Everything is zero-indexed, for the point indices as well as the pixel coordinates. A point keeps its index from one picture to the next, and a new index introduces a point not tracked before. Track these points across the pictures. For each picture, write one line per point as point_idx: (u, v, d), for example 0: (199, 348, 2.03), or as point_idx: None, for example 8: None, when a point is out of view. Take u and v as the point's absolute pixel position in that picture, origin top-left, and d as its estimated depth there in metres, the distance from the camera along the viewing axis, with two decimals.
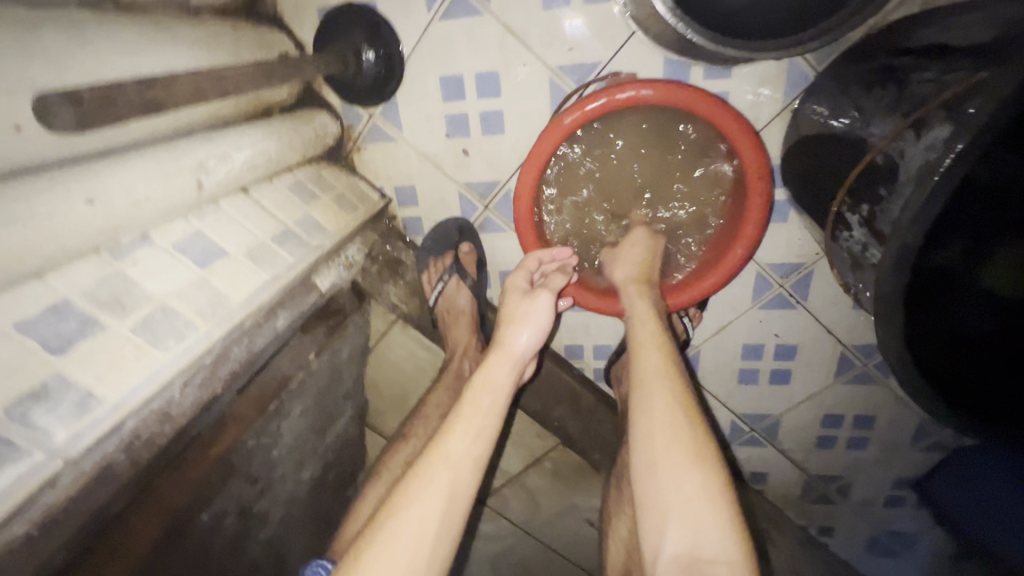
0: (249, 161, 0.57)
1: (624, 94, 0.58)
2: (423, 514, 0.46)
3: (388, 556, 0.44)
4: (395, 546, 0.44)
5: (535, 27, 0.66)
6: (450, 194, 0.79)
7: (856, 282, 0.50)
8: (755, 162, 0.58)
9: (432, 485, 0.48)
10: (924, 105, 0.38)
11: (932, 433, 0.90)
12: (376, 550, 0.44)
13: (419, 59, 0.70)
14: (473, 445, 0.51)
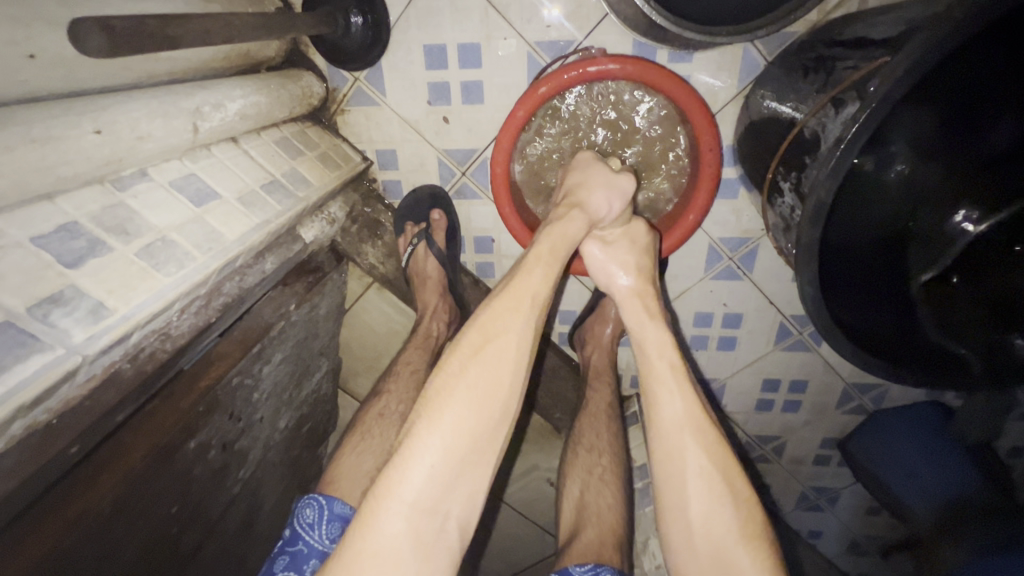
0: (241, 112, 0.60)
1: (595, 68, 0.64)
2: (509, 339, 0.50)
3: (477, 379, 0.48)
4: (489, 364, 0.48)
5: (515, 3, 0.70)
6: (429, 160, 0.83)
7: (788, 243, 0.58)
8: (708, 136, 0.66)
9: (513, 317, 0.51)
10: (844, 85, 0.46)
11: (856, 398, 1.01)
12: (467, 369, 0.48)
13: (405, 26, 0.73)
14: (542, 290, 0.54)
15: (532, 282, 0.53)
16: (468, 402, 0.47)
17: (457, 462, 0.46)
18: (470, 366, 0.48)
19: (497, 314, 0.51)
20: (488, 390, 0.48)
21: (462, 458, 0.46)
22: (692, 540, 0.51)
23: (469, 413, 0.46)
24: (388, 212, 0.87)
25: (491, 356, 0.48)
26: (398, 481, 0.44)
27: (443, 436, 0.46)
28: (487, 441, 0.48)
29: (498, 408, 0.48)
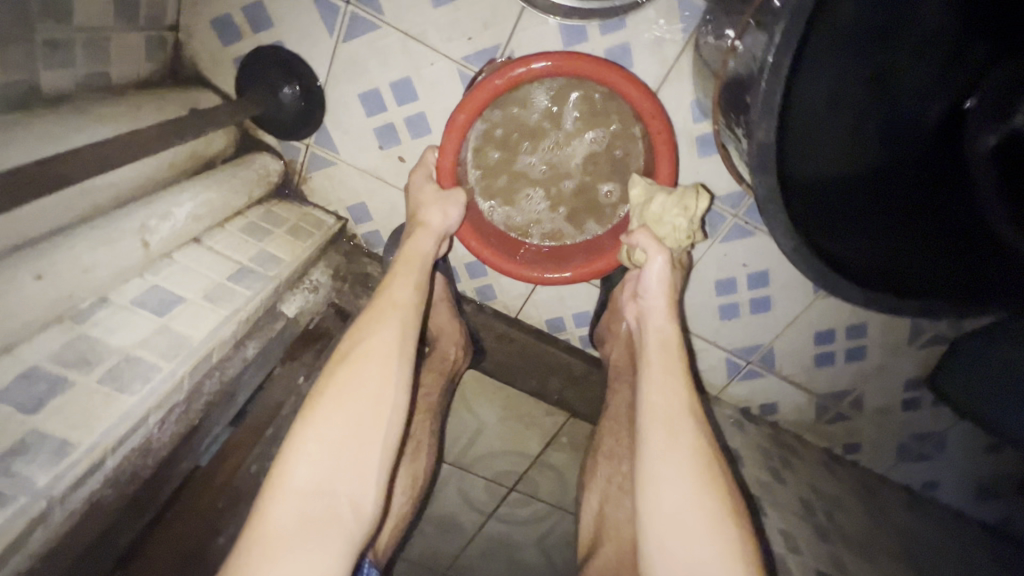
0: (194, 213, 0.62)
1: (501, 80, 0.61)
2: (376, 343, 0.54)
3: (360, 372, 0.52)
4: (366, 359, 0.53)
5: (431, 25, 0.69)
6: (398, 202, 0.83)
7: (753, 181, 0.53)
8: (646, 103, 0.61)
9: (383, 324, 0.56)
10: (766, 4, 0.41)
11: (929, 329, 0.89)
12: (347, 367, 0.52)
13: (335, 83, 0.74)
14: (413, 294, 0.60)
15: (396, 292, 0.60)
16: (352, 395, 0.51)
17: (347, 448, 0.49)
18: (355, 366, 0.52)
19: (370, 319, 0.57)
20: (366, 385, 0.52)
21: (352, 444, 0.49)
22: (686, 557, 0.49)
23: (350, 403, 0.50)
24: (375, 262, 0.87)
25: (363, 355, 0.53)
26: (285, 473, 0.47)
27: (323, 430, 0.49)
28: (365, 424, 0.50)
29: (383, 397, 0.52)
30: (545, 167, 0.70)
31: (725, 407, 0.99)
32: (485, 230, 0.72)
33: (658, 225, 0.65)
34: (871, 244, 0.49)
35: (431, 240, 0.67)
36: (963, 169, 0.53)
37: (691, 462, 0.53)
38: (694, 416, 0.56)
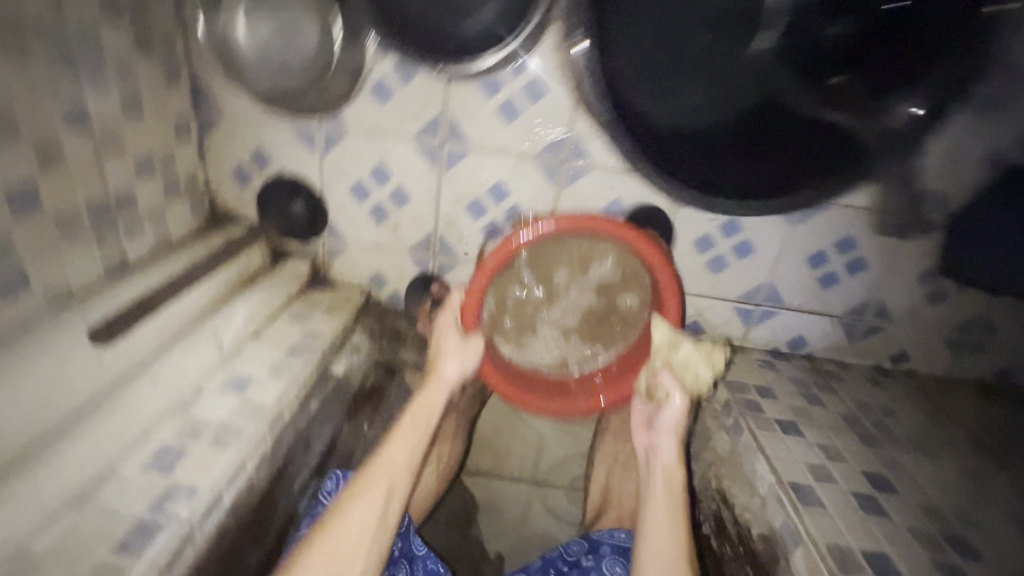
0: (248, 315, 0.80)
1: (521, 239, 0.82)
2: (398, 454, 0.70)
3: (377, 477, 0.67)
4: (385, 467, 0.68)
5: (384, 119, 0.87)
6: (405, 261, 0.99)
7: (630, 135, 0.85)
8: (653, 251, 0.83)
9: (401, 440, 0.72)
10: None
11: (916, 220, 0.91)
12: (371, 473, 0.67)
13: (329, 186, 0.93)
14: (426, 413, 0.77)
15: (413, 417, 0.76)
16: (371, 496, 0.65)
17: (360, 539, 0.62)
18: (376, 473, 0.67)
19: (393, 437, 0.72)
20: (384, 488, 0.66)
21: (364, 535, 0.62)
22: None
23: (367, 514, 0.63)
24: (402, 317, 1.02)
25: (386, 464, 0.68)
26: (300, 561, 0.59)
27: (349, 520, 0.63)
28: (377, 533, 0.63)
29: (391, 498, 0.66)
30: (546, 318, 0.95)
31: (754, 354, 1.03)
32: (506, 369, 0.93)
33: (681, 368, 0.85)
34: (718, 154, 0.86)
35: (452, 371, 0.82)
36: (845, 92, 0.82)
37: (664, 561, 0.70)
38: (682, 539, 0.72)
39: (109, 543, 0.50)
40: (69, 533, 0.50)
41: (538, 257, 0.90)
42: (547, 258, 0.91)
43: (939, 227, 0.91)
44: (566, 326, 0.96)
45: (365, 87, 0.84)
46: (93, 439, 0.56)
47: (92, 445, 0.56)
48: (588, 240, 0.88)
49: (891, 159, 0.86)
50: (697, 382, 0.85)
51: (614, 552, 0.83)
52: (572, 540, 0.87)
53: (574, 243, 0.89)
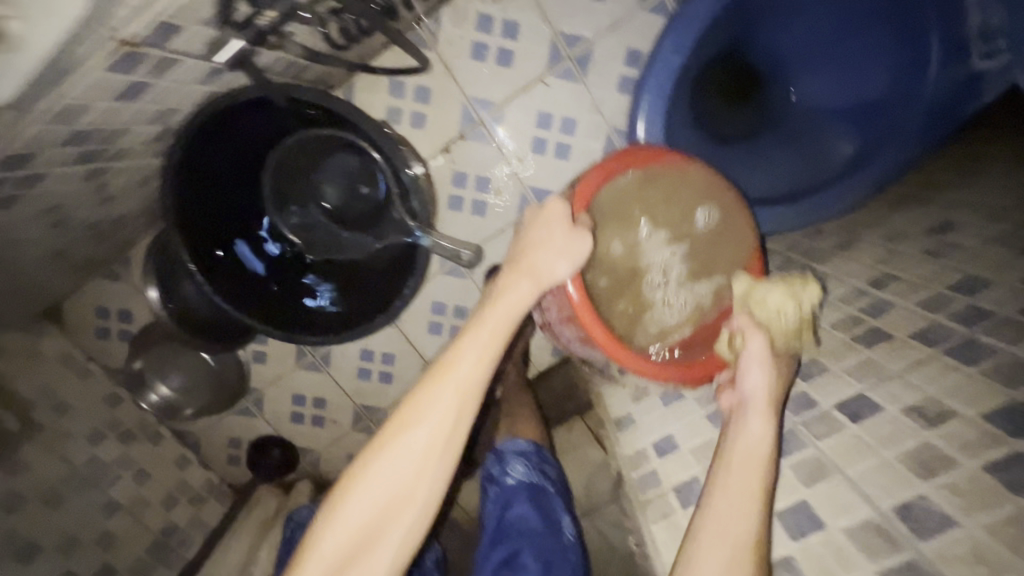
0: (272, 546, 1.14)
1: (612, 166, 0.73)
2: (435, 414, 0.60)
3: (407, 431, 0.60)
4: (415, 429, 0.60)
5: (273, 370, 1.23)
6: (358, 434, 1.30)
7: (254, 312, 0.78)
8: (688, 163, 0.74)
9: (433, 410, 0.60)
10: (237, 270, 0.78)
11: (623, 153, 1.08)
12: (397, 434, 0.61)
13: (281, 426, 1.29)
14: (473, 368, 0.62)
15: (456, 376, 0.61)
16: (402, 467, 0.60)
17: (380, 513, 0.60)
18: (405, 431, 0.61)
19: (421, 400, 0.61)
20: (417, 451, 0.60)
21: (381, 520, 0.60)
22: None
23: (410, 458, 0.60)
24: None
25: (410, 430, 0.60)
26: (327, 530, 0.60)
27: (385, 469, 0.60)
28: (402, 509, 0.60)
29: (428, 461, 0.60)
30: (648, 277, 0.75)
31: None
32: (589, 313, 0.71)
33: (761, 307, 0.67)
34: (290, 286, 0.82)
35: (511, 307, 0.65)
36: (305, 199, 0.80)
37: (736, 535, 0.55)
38: (765, 485, 0.58)
39: None
40: None
41: (619, 213, 0.75)
42: (626, 237, 0.75)
43: None
44: (687, 312, 0.76)
45: (251, 362, 1.22)
46: None
47: None
48: (650, 181, 0.75)
49: (563, 142, 1.07)
50: (776, 319, 0.66)
51: (517, 455, 0.93)
52: (487, 461, 0.96)
53: (627, 209, 0.75)
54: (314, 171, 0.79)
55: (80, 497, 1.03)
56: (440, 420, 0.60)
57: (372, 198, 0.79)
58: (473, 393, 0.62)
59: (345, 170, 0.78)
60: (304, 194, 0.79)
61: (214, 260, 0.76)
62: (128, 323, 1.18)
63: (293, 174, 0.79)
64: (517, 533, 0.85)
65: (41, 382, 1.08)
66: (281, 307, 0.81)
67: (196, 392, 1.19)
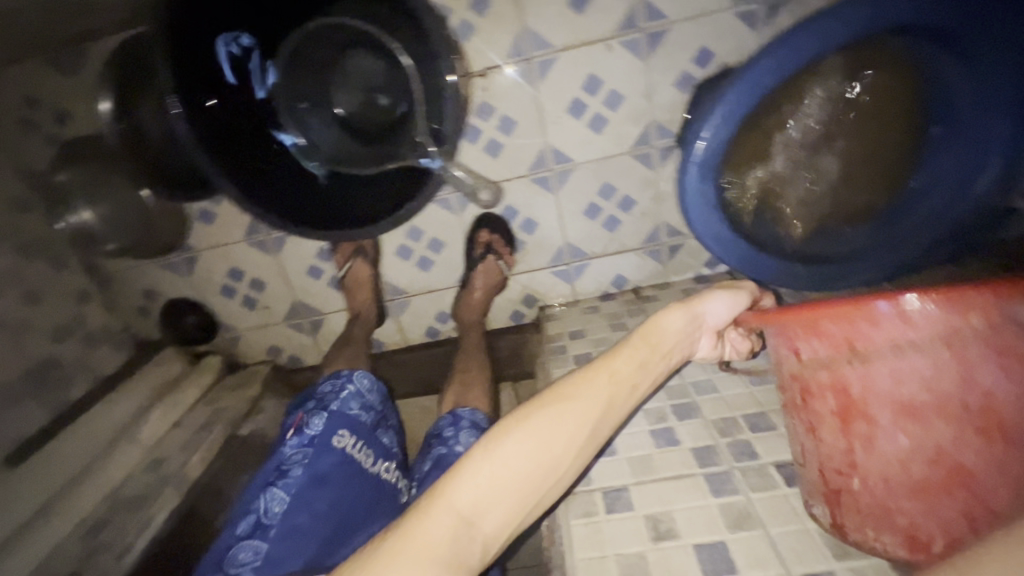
0: (165, 412, 1.07)
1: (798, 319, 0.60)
2: (592, 400, 0.55)
3: (563, 410, 0.54)
4: (569, 411, 0.54)
5: (216, 235, 1.12)
6: (286, 330, 1.23)
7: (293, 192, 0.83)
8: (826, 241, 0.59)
9: (591, 399, 0.55)
10: (238, 140, 0.78)
11: (654, 150, 1.04)
12: (552, 408, 0.54)
13: (207, 296, 1.19)
14: (631, 371, 0.59)
15: (614, 367, 0.59)
16: (548, 439, 0.52)
17: (513, 486, 0.50)
18: (562, 409, 0.54)
19: (581, 382, 0.57)
20: (563, 433, 0.53)
21: (516, 492, 0.50)
22: None
23: (563, 429, 0.53)
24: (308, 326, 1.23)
25: (569, 404, 0.54)
26: (454, 485, 0.49)
27: (534, 438, 0.52)
28: (537, 487, 0.51)
29: (574, 447, 0.53)
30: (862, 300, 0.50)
31: (584, 304, 1.19)
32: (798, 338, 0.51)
33: None
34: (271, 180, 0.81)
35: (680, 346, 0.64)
36: (316, 97, 0.81)
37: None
38: None
39: None
40: None
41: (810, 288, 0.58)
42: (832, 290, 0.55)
43: (673, 149, 1.04)
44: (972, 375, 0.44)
45: (194, 219, 1.10)
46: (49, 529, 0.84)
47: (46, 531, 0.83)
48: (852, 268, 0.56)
49: (601, 113, 1.01)
50: None
51: (471, 425, 0.87)
52: (439, 419, 0.89)
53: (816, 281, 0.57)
54: (330, 73, 0.80)
55: None
56: (599, 409, 0.55)
57: (390, 113, 0.82)
58: (628, 394, 0.58)
59: (363, 79, 0.80)
60: (320, 93, 0.81)
61: (212, 117, 0.74)
62: (62, 128, 1.01)
63: (312, 68, 0.80)
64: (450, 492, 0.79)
65: None
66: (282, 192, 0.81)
67: (122, 229, 1.06)
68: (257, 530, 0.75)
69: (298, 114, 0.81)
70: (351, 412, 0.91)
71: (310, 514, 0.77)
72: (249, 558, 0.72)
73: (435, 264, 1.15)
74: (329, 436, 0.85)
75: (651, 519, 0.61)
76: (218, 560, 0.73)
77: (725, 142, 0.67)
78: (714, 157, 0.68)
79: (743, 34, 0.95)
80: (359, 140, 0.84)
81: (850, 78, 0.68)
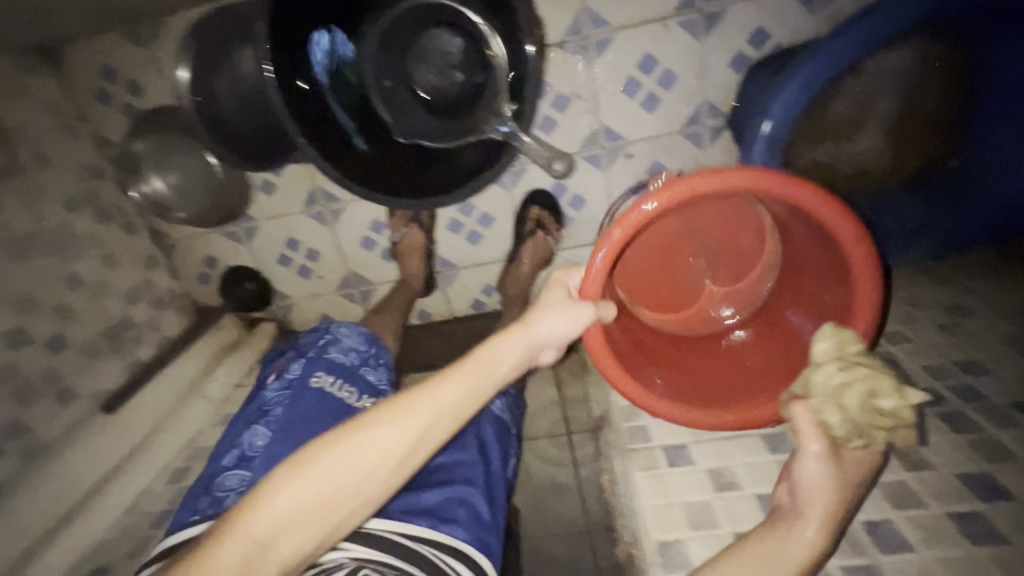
0: (228, 373, 1.13)
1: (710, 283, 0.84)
2: (428, 410, 0.55)
3: (379, 429, 0.53)
4: (388, 428, 0.53)
5: (276, 206, 1.16)
6: (338, 300, 1.28)
7: (371, 166, 0.81)
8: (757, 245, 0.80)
9: (415, 417, 0.54)
10: (321, 112, 0.77)
11: (704, 129, 1.07)
12: (376, 422, 0.53)
13: (263, 265, 1.24)
14: (461, 393, 0.57)
15: (447, 387, 0.56)
16: (361, 461, 0.52)
17: (315, 509, 0.50)
18: (382, 427, 0.53)
19: (416, 393, 0.55)
20: (376, 455, 0.52)
21: (317, 513, 0.50)
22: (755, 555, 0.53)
23: (373, 451, 0.52)
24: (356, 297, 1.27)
25: (389, 419, 0.53)
26: (254, 510, 0.49)
27: (343, 460, 0.51)
28: (344, 505, 0.52)
29: (387, 467, 0.53)
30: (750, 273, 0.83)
31: None
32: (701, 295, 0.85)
33: None
34: (350, 151, 0.79)
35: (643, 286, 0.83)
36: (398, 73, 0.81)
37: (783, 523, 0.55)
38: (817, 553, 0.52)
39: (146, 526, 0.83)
40: (126, 526, 0.84)
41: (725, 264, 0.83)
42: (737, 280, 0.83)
43: (722, 129, 1.06)
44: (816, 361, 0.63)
45: (256, 189, 1.14)
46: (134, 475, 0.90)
47: (132, 478, 0.90)
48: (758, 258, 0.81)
49: (654, 93, 1.03)
50: None
51: None
52: None
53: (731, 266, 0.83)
54: (410, 48, 0.80)
55: (45, 257, 0.95)
56: (420, 426, 0.54)
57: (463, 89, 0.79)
58: (458, 413, 0.57)
59: (442, 55, 0.79)
60: (401, 67, 0.81)
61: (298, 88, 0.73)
62: (136, 98, 1.06)
63: (396, 44, 0.80)
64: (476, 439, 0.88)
65: (28, 124, 0.97)
66: (360, 163, 0.79)
67: (190, 198, 1.09)
68: (241, 461, 0.74)
69: (381, 90, 0.81)
70: (331, 356, 0.88)
71: (291, 445, 0.74)
72: (235, 485, 0.70)
73: (483, 238, 1.19)
74: (302, 381, 0.83)
75: (713, 473, 0.66)
76: (206, 485, 0.73)
77: (792, 119, 0.72)
78: (778, 140, 0.74)
79: (800, 15, 0.96)
80: (434, 116, 0.81)
81: (879, 79, 0.73)
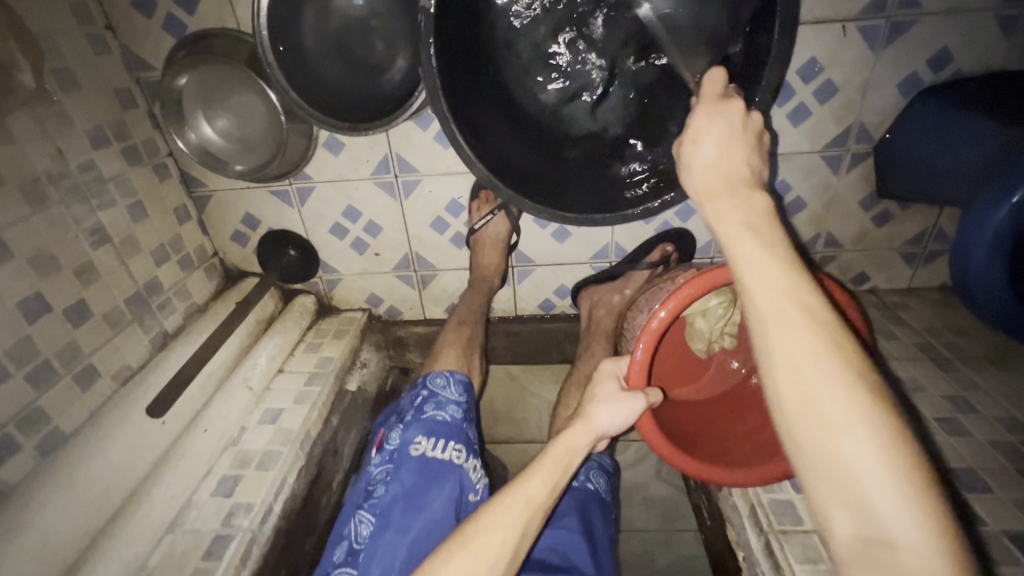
0: (270, 357, 0.99)
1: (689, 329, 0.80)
2: (514, 514, 0.58)
3: (483, 537, 0.56)
4: (488, 535, 0.56)
5: (339, 166, 0.98)
6: (393, 281, 1.13)
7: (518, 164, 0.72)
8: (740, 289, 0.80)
9: (507, 521, 0.58)
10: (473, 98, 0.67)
11: (846, 153, 0.95)
12: (480, 528, 0.57)
13: (312, 232, 1.07)
14: (542, 489, 0.61)
15: (532, 488, 0.61)
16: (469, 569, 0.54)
17: None
18: (483, 533, 0.56)
19: (503, 499, 0.60)
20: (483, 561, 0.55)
21: None
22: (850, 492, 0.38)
23: (477, 561, 0.54)
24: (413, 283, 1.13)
25: (489, 522, 0.57)
26: None
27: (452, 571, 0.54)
28: None
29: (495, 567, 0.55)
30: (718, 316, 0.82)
31: None
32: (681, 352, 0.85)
33: None
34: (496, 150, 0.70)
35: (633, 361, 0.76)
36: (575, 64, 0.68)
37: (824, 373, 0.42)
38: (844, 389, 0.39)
39: (195, 550, 0.71)
40: (170, 546, 0.72)
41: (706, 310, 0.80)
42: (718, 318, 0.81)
43: (865, 157, 0.95)
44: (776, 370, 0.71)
45: (319, 144, 0.96)
46: (171, 480, 0.77)
47: (170, 484, 0.77)
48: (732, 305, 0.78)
49: (806, 104, 0.90)
50: None
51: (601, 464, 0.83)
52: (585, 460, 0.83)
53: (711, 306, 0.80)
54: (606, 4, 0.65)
55: (68, 207, 0.77)
56: (513, 530, 0.57)
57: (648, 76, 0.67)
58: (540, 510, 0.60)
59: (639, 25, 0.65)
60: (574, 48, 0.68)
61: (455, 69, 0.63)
62: (185, 14, 0.85)
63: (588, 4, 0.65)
64: (576, 518, 0.74)
65: (49, 29, 0.76)
66: (505, 148, 0.70)
67: (250, 147, 0.92)
68: (349, 557, 0.68)
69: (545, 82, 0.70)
70: (431, 415, 0.74)
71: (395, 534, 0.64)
72: None
73: (572, 236, 1.05)
74: (401, 447, 0.71)
75: None
76: None
77: None
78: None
79: (995, 40, 0.83)
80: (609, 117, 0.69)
81: None
